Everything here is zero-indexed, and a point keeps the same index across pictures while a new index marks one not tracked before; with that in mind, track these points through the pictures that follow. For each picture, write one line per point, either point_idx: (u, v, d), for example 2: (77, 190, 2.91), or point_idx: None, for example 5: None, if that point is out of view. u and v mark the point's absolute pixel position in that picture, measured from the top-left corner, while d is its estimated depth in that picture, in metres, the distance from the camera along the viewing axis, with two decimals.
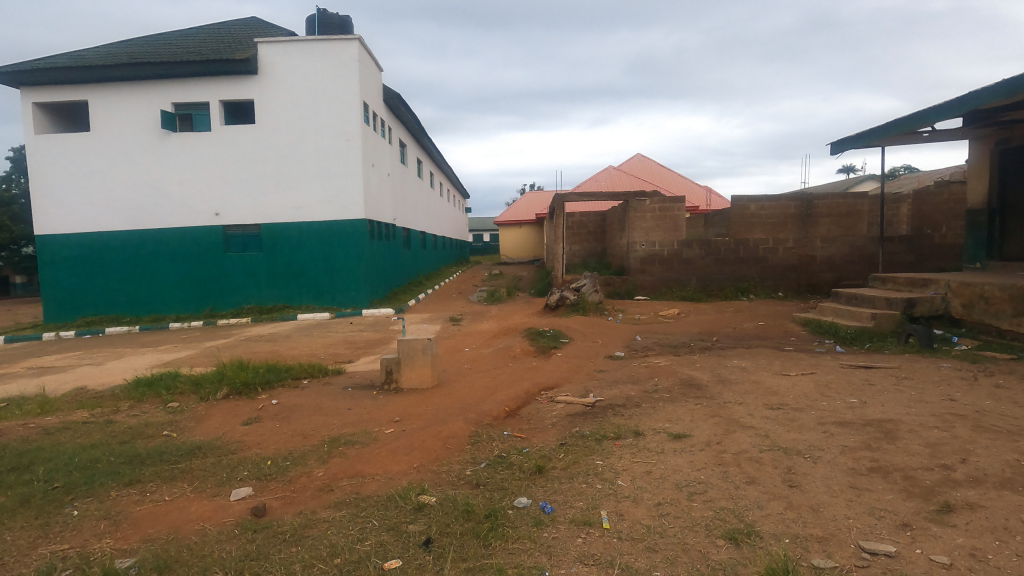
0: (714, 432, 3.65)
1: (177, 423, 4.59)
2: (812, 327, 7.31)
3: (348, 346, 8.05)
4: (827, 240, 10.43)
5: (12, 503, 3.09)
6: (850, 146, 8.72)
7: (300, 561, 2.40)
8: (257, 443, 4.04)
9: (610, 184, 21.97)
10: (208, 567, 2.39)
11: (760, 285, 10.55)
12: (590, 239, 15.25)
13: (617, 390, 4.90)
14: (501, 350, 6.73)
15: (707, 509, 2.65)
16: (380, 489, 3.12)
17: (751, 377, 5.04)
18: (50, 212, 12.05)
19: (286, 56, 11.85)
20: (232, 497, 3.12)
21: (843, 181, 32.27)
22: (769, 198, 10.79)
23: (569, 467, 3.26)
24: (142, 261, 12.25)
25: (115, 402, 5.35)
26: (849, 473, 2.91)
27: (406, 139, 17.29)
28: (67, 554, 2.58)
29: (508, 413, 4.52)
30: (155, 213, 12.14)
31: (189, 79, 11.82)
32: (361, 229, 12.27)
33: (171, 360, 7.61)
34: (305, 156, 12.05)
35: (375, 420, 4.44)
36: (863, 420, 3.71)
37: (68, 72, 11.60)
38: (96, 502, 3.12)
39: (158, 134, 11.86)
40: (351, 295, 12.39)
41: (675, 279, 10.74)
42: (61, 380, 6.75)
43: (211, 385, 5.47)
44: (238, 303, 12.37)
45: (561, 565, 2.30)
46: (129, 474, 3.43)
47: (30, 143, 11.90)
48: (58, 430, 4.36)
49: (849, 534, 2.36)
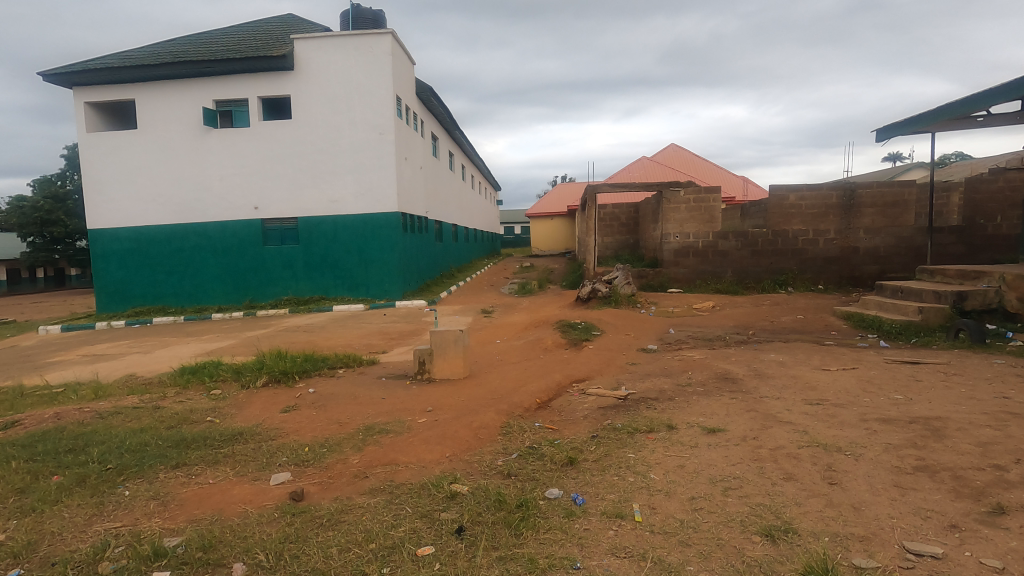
0: (750, 427, 3.58)
1: (220, 409, 4.77)
2: (854, 320, 7.07)
3: (381, 337, 8.20)
4: (871, 231, 10.04)
5: (70, 481, 3.27)
6: (897, 133, 8.36)
7: (337, 545, 2.47)
8: (294, 430, 4.16)
9: (643, 175, 21.60)
10: (250, 548, 2.48)
11: (800, 277, 10.24)
12: (623, 231, 15.07)
13: (650, 382, 4.86)
14: (532, 342, 6.73)
15: (743, 504, 2.60)
16: (414, 477, 3.17)
17: (789, 372, 4.92)
18: (100, 208, 12.59)
19: (321, 52, 12.04)
20: (272, 481, 3.23)
21: (888, 171, 31.08)
22: (809, 187, 10.39)
23: (601, 460, 3.25)
24: (186, 254, 12.70)
25: (162, 388, 5.60)
26: (893, 471, 2.81)
27: (438, 132, 17.37)
28: (119, 531, 2.71)
29: (540, 405, 4.52)
30: (198, 207, 12.56)
31: (229, 76, 12.12)
32: (394, 222, 12.43)
33: (214, 349, 7.90)
34: (339, 150, 12.26)
35: (408, 410, 4.50)
36: (909, 418, 3.56)
37: (115, 72, 12.06)
38: (146, 483, 3.27)
39: (200, 131, 12.25)
40: (385, 286, 12.60)
41: (710, 272, 10.53)
42: (113, 366, 7.09)
43: (251, 373, 5.66)
44: (277, 294, 12.71)
45: (592, 557, 2.29)
46: (176, 457, 3.58)
47: (83, 142, 12.46)
48: (111, 414, 4.59)
49: (893, 534, 2.28)
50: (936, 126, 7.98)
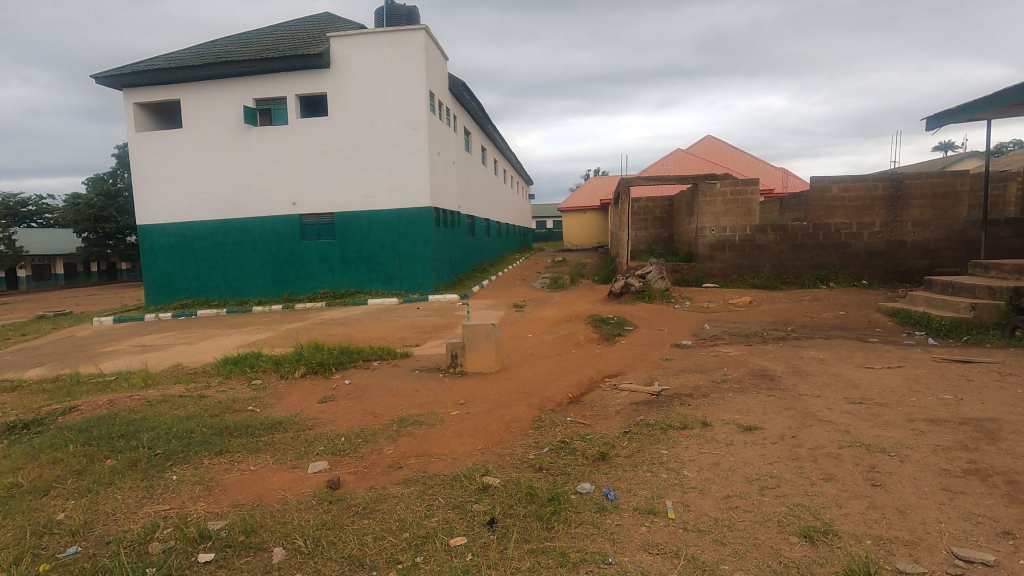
0: (789, 425, 3.49)
1: (261, 398, 4.93)
2: (900, 317, 6.79)
3: (415, 330, 8.33)
4: (919, 223, 9.60)
5: (123, 464, 3.44)
6: (948, 122, 7.98)
7: (371, 533, 2.52)
8: (331, 420, 4.27)
9: (677, 167, 21.19)
10: (288, 533, 2.56)
11: (842, 272, 9.91)
12: (657, 224, 14.86)
13: (684, 378, 4.79)
14: (565, 336, 6.73)
15: (780, 504, 2.54)
16: (446, 469, 3.21)
17: (830, 369, 4.77)
18: (149, 204, 13.15)
19: (356, 49, 12.22)
20: (309, 470, 3.32)
21: (939, 161, 29.68)
22: (853, 178, 9.91)
23: (633, 455, 3.23)
24: (228, 248, 13.12)
25: (207, 377, 5.85)
26: (941, 473, 2.70)
27: (471, 127, 17.42)
28: (167, 514, 2.84)
29: (572, 399, 4.51)
30: (239, 203, 12.94)
31: (268, 75, 12.43)
32: (427, 217, 12.55)
33: (255, 341, 8.17)
34: (374, 146, 12.44)
35: (441, 402, 4.56)
36: (959, 419, 3.42)
37: (162, 73, 12.51)
38: (191, 468, 3.41)
39: (241, 129, 12.61)
40: (418, 280, 12.74)
41: (747, 266, 10.27)
42: (161, 356, 7.41)
43: (290, 363, 5.84)
44: (314, 288, 13.02)
45: (624, 552, 2.28)
46: (220, 444, 3.72)
47: (132, 141, 13.01)
48: (159, 401, 4.80)
49: (940, 539, 2.19)
50: (991, 113, 7.57)
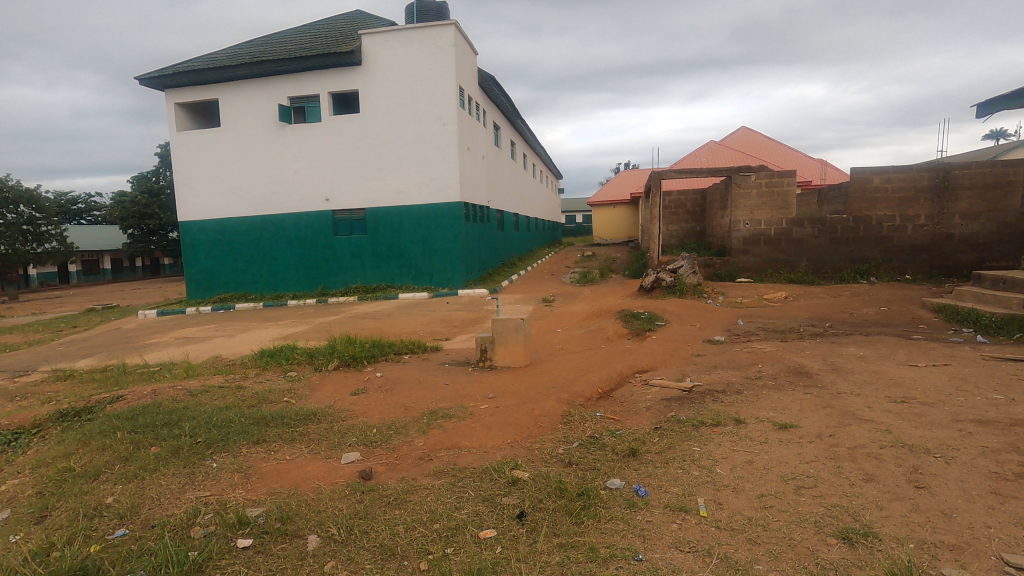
0: (826, 424, 3.38)
1: (295, 390, 5.06)
2: (947, 313, 6.51)
3: (445, 325, 8.40)
4: (968, 215, 9.16)
5: (166, 452, 3.58)
6: (1000, 108, 7.58)
7: (403, 523, 2.57)
8: (363, 412, 4.35)
9: (710, 160, 20.74)
10: (323, 521, 2.62)
11: (883, 266, 9.55)
12: (689, 218, 14.59)
13: (717, 374, 4.71)
14: (594, 331, 6.69)
15: (818, 504, 2.47)
16: (475, 462, 3.23)
17: (871, 367, 4.60)
18: (189, 202, 13.58)
19: (386, 45, 12.34)
20: (343, 460, 3.39)
21: (988, 151, 28.37)
22: (897, 168, 9.51)
23: (664, 452, 3.19)
24: (264, 243, 13.45)
25: (245, 368, 6.05)
26: (991, 477, 2.58)
27: (500, 121, 17.38)
28: (208, 499, 2.94)
29: (601, 394, 4.48)
30: (274, 200, 13.25)
31: (302, 73, 12.67)
32: (456, 212, 12.62)
33: (290, 334, 8.39)
34: (404, 141, 12.56)
35: (470, 396, 4.59)
36: (1010, 420, 3.26)
37: (201, 73, 12.88)
38: (231, 456, 3.53)
39: (276, 127, 12.89)
40: (448, 275, 12.83)
41: (783, 261, 10.02)
42: (201, 348, 7.68)
43: (324, 357, 5.98)
44: (346, 282, 13.25)
45: (654, 549, 2.26)
46: (257, 433, 3.83)
47: (173, 140, 13.45)
48: (200, 391, 4.97)
49: (991, 545, 2.10)
50: None
